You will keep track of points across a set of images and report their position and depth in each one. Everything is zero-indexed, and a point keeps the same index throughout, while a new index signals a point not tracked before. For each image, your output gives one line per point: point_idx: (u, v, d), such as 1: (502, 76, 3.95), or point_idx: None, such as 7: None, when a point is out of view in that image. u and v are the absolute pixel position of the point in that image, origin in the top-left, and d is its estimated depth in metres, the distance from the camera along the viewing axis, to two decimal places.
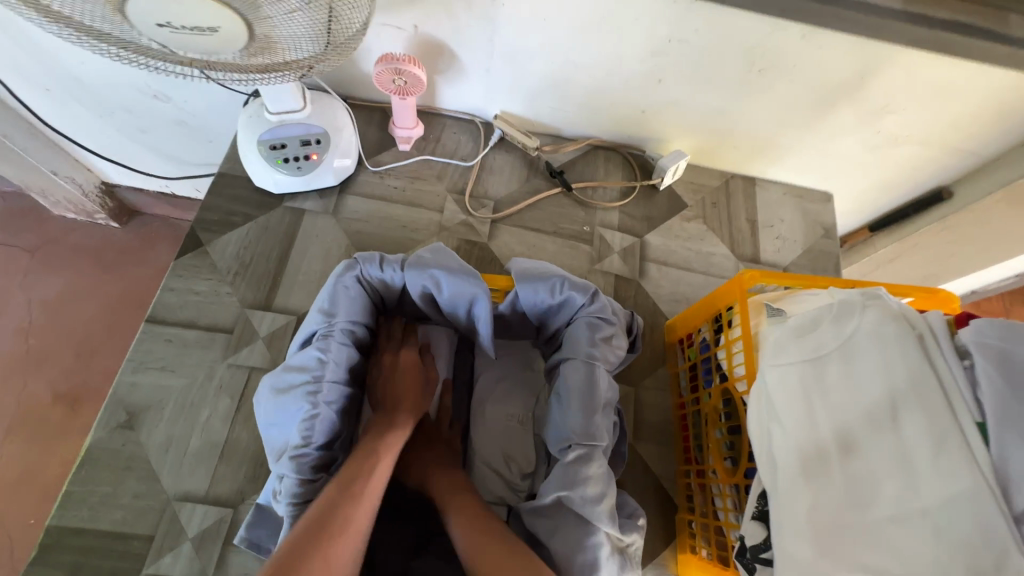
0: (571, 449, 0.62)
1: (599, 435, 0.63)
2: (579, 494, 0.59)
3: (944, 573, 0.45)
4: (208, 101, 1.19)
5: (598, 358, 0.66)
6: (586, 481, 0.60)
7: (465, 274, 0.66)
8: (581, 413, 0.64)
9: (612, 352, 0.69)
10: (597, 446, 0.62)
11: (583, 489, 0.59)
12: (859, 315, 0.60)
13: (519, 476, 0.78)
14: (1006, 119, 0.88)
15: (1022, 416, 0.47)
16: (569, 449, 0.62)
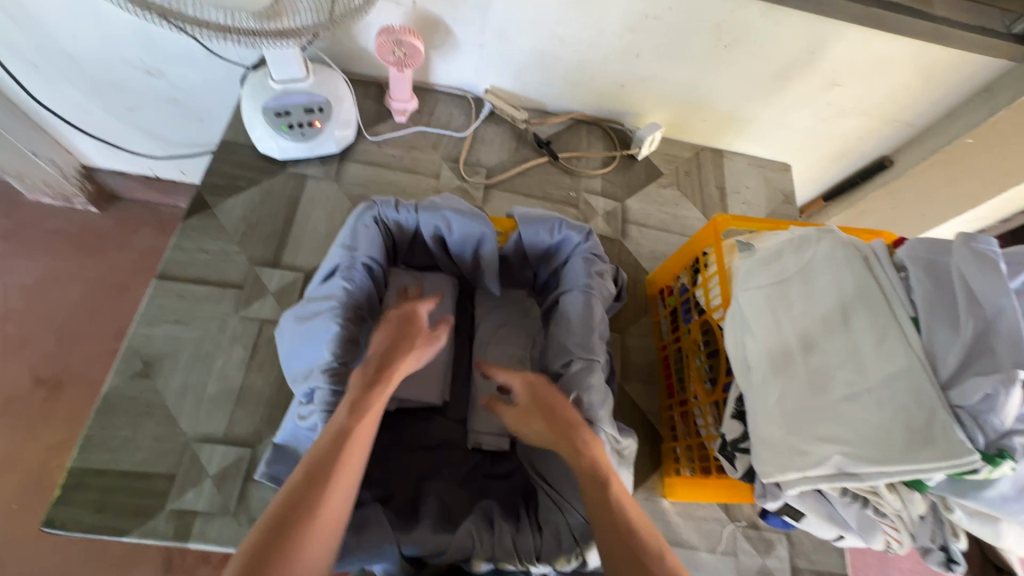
0: (575, 362, 0.74)
1: (596, 350, 0.75)
2: (585, 399, 0.71)
3: (887, 433, 0.54)
4: (203, 77, 1.21)
5: (593, 289, 0.78)
6: (590, 389, 0.72)
7: (473, 215, 0.79)
8: (583, 333, 0.76)
9: (605, 287, 0.81)
10: (595, 359, 0.73)
11: (587, 395, 0.71)
12: (815, 244, 0.69)
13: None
14: (933, 91, 1.01)
15: (942, 307, 0.57)
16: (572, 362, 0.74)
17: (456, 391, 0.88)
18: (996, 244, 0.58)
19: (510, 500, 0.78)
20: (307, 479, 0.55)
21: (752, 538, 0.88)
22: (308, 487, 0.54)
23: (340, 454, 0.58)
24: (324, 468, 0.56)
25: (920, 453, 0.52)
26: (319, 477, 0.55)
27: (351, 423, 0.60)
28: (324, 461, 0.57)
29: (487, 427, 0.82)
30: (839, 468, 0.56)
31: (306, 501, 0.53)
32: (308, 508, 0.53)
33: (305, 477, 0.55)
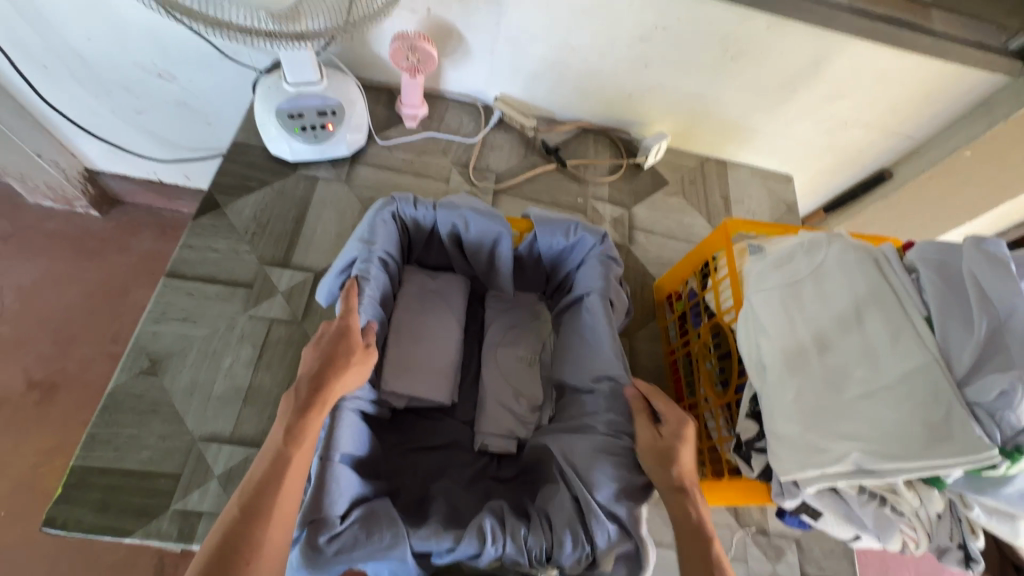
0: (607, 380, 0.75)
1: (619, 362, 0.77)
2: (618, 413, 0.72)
3: (905, 429, 0.55)
4: (214, 80, 1.22)
5: (609, 292, 0.80)
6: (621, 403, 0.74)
7: (490, 215, 0.80)
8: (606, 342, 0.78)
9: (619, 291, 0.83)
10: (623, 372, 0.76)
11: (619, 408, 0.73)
12: (825, 247, 0.71)
13: (528, 409, 0.85)
14: (933, 104, 1.04)
15: (955, 307, 0.58)
16: (604, 379, 0.75)
17: (465, 393, 0.88)
18: (1004, 246, 0.60)
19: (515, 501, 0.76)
20: (238, 520, 0.51)
21: (761, 545, 0.87)
22: (240, 530, 0.51)
23: (275, 491, 0.55)
24: (260, 506, 0.53)
25: (941, 448, 0.52)
26: (255, 516, 0.52)
27: (286, 449, 0.58)
28: (258, 497, 0.53)
29: (495, 429, 0.82)
30: (858, 465, 0.56)
31: (240, 545, 0.50)
32: (245, 550, 0.50)
33: (236, 516, 0.52)
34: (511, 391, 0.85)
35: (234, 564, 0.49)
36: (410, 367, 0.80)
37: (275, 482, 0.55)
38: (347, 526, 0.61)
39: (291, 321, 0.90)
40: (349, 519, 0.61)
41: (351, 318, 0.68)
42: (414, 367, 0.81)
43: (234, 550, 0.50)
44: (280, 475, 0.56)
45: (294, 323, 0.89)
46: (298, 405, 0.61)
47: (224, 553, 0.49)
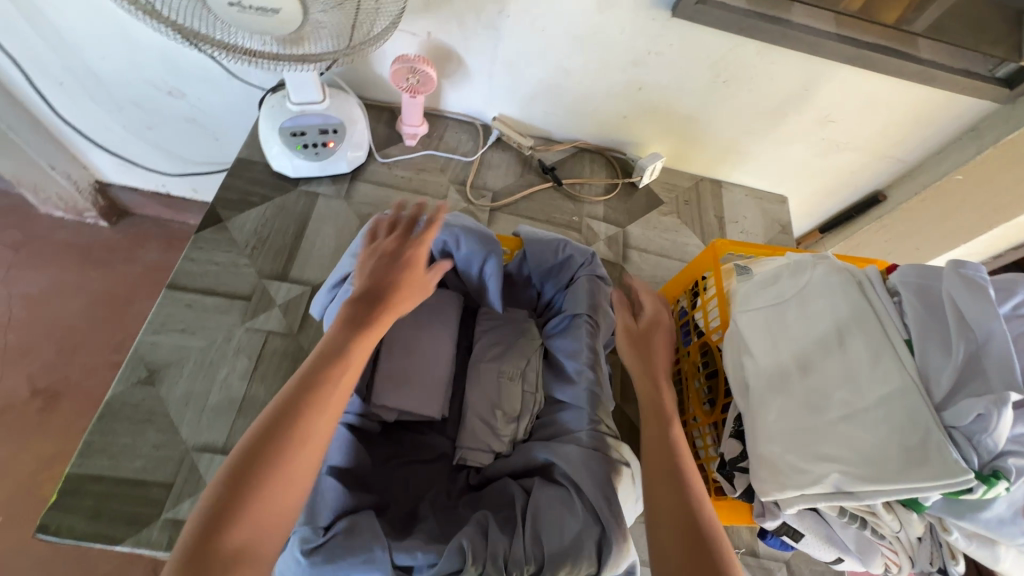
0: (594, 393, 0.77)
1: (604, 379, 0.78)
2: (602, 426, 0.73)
3: (884, 451, 0.55)
4: (222, 99, 1.26)
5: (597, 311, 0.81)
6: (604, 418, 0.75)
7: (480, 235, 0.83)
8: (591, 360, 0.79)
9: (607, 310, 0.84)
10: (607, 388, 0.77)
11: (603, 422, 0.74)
12: (810, 269, 0.72)
13: (504, 422, 0.83)
14: (923, 128, 1.05)
15: (935, 331, 0.60)
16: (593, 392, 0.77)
17: (455, 406, 0.88)
18: (984, 271, 0.61)
19: (504, 493, 0.74)
20: (296, 398, 0.56)
21: (751, 567, 0.87)
22: (295, 409, 0.55)
23: (333, 381, 0.59)
24: (314, 393, 0.57)
25: (917, 473, 0.53)
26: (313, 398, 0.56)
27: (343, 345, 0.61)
28: (318, 381, 0.58)
29: (474, 443, 0.81)
30: (837, 486, 0.57)
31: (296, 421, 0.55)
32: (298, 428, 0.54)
33: (293, 395, 0.56)
34: (490, 404, 0.83)
35: (287, 438, 0.53)
36: (402, 380, 0.81)
37: (331, 375, 0.59)
38: (330, 538, 0.61)
39: (286, 334, 0.91)
40: (332, 531, 0.62)
41: (422, 246, 0.74)
42: (404, 381, 0.81)
43: (288, 425, 0.54)
44: (335, 369, 0.59)
45: (289, 336, 0.91)
46: (359, 311, 0.65)
47: (278, 423, 0.54)
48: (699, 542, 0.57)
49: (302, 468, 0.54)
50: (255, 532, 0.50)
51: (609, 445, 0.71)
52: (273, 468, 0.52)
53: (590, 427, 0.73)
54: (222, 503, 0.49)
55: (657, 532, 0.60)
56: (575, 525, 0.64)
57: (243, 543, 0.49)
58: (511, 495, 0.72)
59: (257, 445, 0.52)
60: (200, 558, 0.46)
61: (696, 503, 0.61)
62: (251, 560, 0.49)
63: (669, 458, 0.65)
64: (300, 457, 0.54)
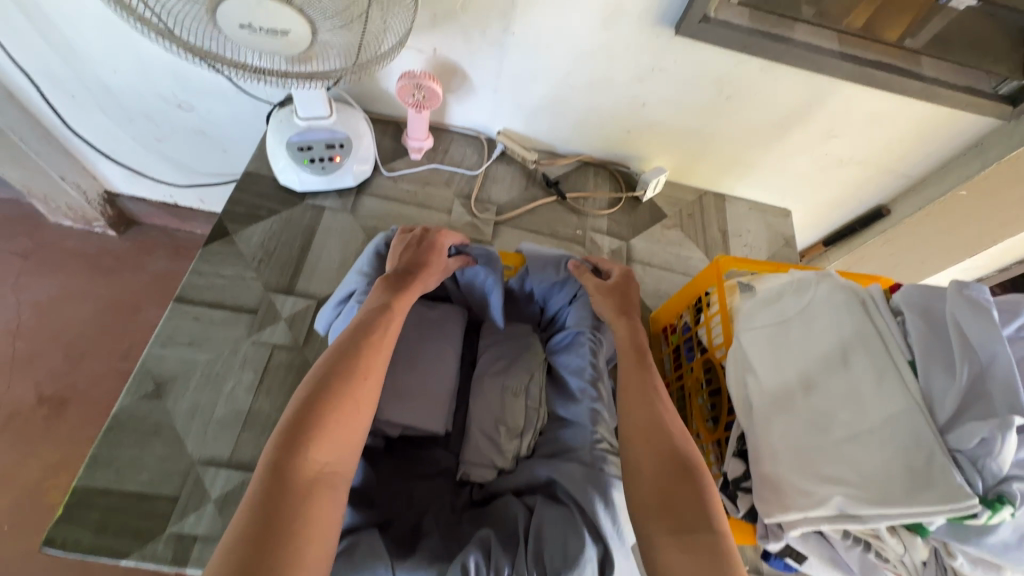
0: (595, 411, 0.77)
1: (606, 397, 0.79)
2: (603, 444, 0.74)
3: (888, 474, 0.55)
4: (231, 112, 1.28)
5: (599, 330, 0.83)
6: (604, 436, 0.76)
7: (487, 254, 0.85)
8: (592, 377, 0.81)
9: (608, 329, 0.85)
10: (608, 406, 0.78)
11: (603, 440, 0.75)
12: (814, 287, 0.72)
13: (508, 437, 0.83)
14: (926, 143, 1.06)
15: (940, 352, 0.59)
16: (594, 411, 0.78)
17: (459, 421, 0.89)
18: (988, 292, 0.61)
19: (506, 511, 0.73)
20: (354, 347, 0.66)
21: None
22: (354, 354, 0.65)
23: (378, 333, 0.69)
24: (363, 342, 0.67)
25: (921, 497, 0.53)
26: (363, 346, 0.66)
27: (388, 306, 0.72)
28: (365, 334, 0.68)
29: (478, 459, 0.82)
30: (841, 509, 0.56)
31: (351, 364, 0.64)
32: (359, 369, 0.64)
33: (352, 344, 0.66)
34: (494, 419, 0.83)
35: (350, 375, 0.63)
36: (405, 395, 0.81)
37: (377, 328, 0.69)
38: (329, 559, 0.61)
39: (292, 347, 0.92)
40: (333, 551, 0.62)
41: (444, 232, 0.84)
42: (409, 395, 0.82)
43: (350, 366, 0.64)
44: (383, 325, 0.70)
45: (295, 349, 0.92)
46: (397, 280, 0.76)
47: (336, 365, 0.63)
48: (671, 454, 0.63)
49: (363, 400, 0.63)
50: (333, 450, 0.58)
51: (611, 464, 0.73)
52: (342, 398, 0.60)
53: (592, 445, 0.74)
54: (303, 423, 0.57)
55: (632, 448, 0.66)
56: (579, 544, 0.63)
57: (324, 459, 0.57)
58: (514, 513, 0.71)
59: (322, 381, 0.61)
60: (291, 465, 0.54)
61: (668, 423, 0.66)
62: (330, 474, 0.57)
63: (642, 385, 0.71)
64: (363, 393, 0.63)
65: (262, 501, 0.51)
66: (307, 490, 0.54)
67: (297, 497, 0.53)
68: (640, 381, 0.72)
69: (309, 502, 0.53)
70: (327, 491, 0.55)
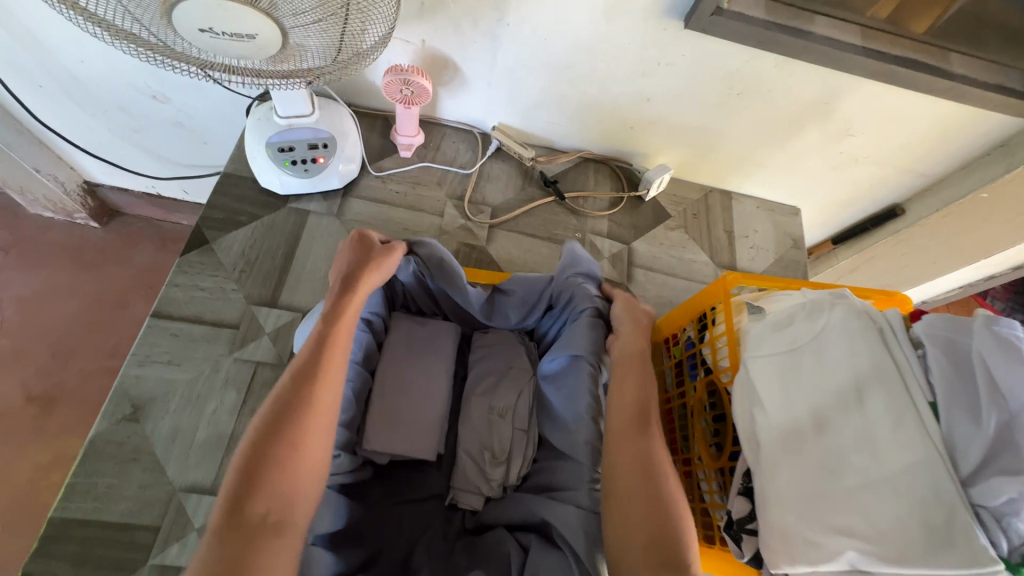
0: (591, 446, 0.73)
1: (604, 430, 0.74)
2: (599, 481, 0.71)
3: (905, 529, 0.52)
4: (209, 104, 1.20)
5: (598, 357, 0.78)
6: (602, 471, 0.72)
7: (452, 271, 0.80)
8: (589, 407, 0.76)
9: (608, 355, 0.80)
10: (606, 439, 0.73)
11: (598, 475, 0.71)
12: (828, 312, 0.67)
13: (493, 464, 0.80)
14: (948, 143, 0.99)
15: (965, 396, 0.55)
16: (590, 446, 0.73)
17: (450, 442, 0.85)
18: (1019, 327, 0.56)
19: (497, 549, 0.71)
20: (295, 382, 0.62)
21: None
22: (296, 389, 0.61)
23: (323, 356, 0.65)
24: (307, 370, 0.63)
25: (941, 557, 0.50)
26: (306, 373, 0.62)
27: (330, 328, 0.67)
28: (310, 360, 0.64)
29: (466, 485, 0.79)
30: (853, 564, 0.54)
31: (294, 395, 0.60)
32: (300, 405, 0.60)
33: (294, 378, 0.62)
34: (478, 444, 0.81)
35: (291, 411, 0.59)
36: (393, 422, 0.78)
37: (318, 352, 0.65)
38: None
39: (276, 364, 0.88)
40: None
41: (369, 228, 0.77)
42: (395, 421, 0.78)
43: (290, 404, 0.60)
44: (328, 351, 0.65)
45: (279, 366, 0.88)
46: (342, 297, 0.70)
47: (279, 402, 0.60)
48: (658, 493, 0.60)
49: (311, 433, 0.60)
50: (275, 497, 0.55)
51: None
52: (282, 440, 0.57)
53: (590, 485, 0.70)
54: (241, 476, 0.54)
55: (619, 484, 0.62)
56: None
57: (268, 506, 0.54)
58: (506, 553, 0.69)
59: (266, 419, 0.58)
60: (230, 523, 0.52)
61: (656, 456, 0.63)
62: (276, 522, 0.54)
63: (634, 411, 0.67)
64: (308, 430, 0.60)
65: (206, 565, 0.50)
66: (251, 542, 0.52)
67: (237, 556, 0.51)
68: (637, 406, 0.67)
69: (254, 558, 0.51)
70: (273, 541, 0.53)
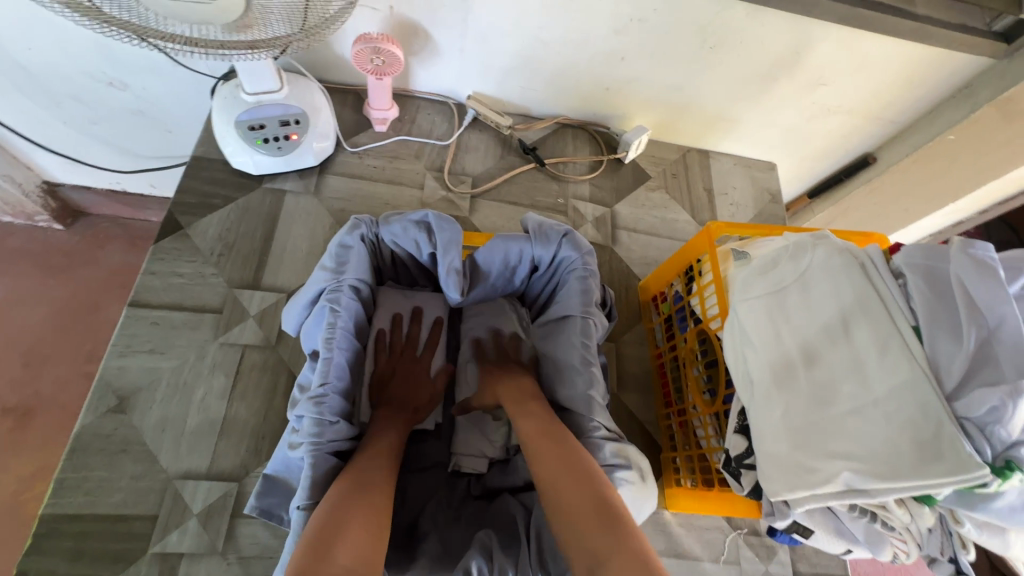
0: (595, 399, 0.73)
1: (596, 384, 0.73)
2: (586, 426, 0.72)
3: (894, 449, 0.54)
4: (171, 88, 1.14)
5: (590, 319, 0.76)
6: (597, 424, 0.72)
7: (443, 221, 0.77)
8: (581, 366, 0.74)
9: (600, 316, 0.79)
10: (596, 396, 0.72)
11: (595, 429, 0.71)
12: (811, 251, 0.68)
13: (496, 426, 0.82)
14: (914, 89, 1.02)
15: (945, 316, 0.57)
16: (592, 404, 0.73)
17: (448, 411, 0.86)
18: (992, 250, 0.58)
19: (504, 512, 0.73)
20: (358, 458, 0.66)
21: (754, 545, 0.89)
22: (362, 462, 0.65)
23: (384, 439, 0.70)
24: (374, 450, 0.68)
25: (931, 469, 0.51)
26: (370, 449, 0.68)
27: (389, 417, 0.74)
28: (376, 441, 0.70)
29: (470, 450, 0.80)
30: (848, 485, 0.56)
31: (365, 465, 0.64)
32: (367, 474, 0.63)
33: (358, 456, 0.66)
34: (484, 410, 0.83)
35: (362, 478, 0.62)
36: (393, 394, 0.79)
37: (381, 437, 0.70)
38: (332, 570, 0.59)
39: (265, 347, 0.86)
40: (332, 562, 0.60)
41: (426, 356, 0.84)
42: (394, 392, 0.79)
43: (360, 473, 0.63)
44: (384, 437, 0.70)
45: (268, 348, 0.86)
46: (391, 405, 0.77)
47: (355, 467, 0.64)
48: (592, 488, 0.61)
49: (380, 501, 0.61)
50: (355, 553, 0.53)
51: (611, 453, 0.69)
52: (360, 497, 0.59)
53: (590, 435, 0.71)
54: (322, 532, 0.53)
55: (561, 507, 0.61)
56: None
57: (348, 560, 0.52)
58: (513, 513, 0.72)
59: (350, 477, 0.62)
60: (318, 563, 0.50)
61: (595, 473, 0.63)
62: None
63: (533, 432, 0.69)
64: (375, 497, 0.61)
65: None
66: None
67: None
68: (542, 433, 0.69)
69: None
70: None
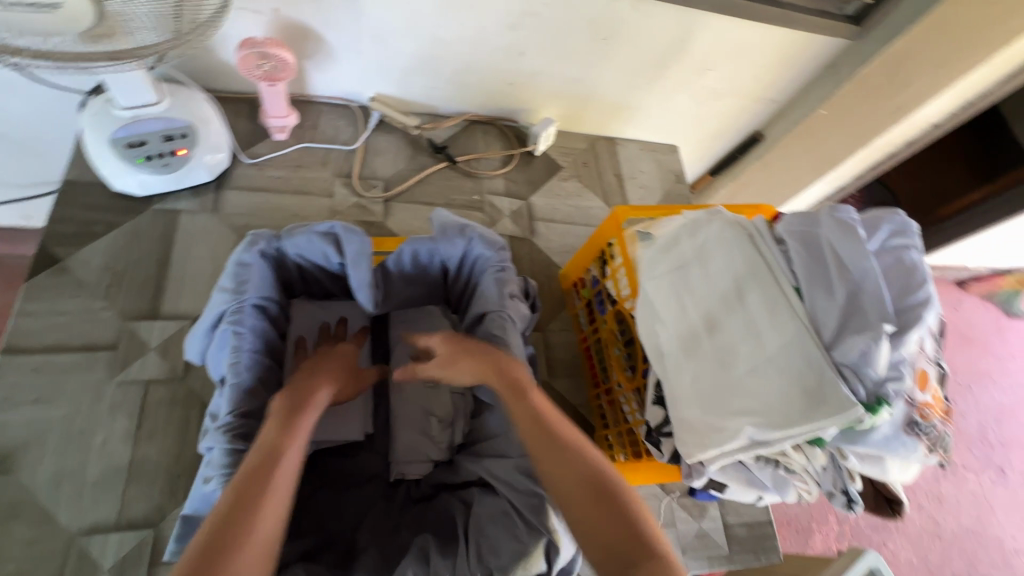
0: None
1: None
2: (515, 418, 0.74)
3: (788, 400, 0.59)
4: (32, 108, 1.03)
5: (507, 314, 0.76)
6: None
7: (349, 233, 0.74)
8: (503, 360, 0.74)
9: (518, 308, 0.79)
10: None
11: None
12: (706, 228, 0.72)
13: (440, 428, 0.82)
14: (787, 70, 1.11)
15: (820, 274, 0.63)
16: None
17: (381, 420, 0.86)
18: (852, 211, 0.67)
19: (444, 512, 0.73)
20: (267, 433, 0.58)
21: (686, 506, 0.94)
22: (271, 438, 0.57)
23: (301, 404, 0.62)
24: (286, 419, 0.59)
25: (819, 412, 0.57)
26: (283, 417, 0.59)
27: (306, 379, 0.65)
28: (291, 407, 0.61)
29: (410, 456, 0.79)
30: (752, 438, 0.60)
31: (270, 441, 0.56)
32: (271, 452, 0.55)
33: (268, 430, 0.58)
34: (422, 412, 0.82)
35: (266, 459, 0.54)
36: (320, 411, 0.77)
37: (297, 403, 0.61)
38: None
39: (171, 379, 0.80)
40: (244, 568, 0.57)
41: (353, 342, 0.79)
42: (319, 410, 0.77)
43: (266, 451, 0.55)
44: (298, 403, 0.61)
45: (175, 380, 0.80)
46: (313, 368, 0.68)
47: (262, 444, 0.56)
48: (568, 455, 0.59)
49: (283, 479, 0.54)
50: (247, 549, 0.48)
51: None
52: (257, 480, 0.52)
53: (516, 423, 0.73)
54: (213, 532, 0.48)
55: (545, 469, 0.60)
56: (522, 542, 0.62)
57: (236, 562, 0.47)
58: (452, 513, 0.72)
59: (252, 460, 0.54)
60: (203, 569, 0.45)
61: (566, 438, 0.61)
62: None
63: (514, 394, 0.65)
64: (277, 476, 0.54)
65: None
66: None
67: None
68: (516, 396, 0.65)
69: None
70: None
